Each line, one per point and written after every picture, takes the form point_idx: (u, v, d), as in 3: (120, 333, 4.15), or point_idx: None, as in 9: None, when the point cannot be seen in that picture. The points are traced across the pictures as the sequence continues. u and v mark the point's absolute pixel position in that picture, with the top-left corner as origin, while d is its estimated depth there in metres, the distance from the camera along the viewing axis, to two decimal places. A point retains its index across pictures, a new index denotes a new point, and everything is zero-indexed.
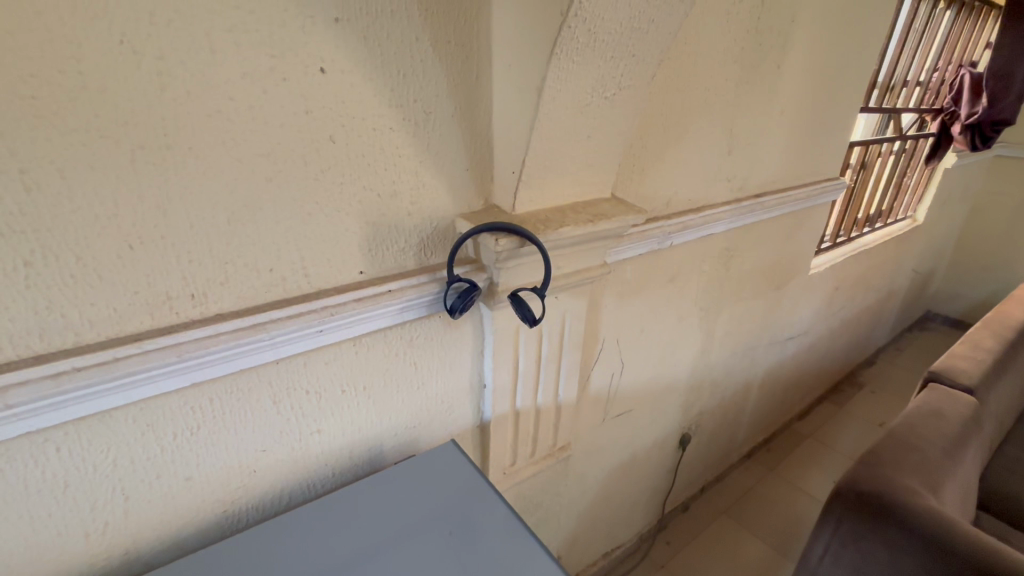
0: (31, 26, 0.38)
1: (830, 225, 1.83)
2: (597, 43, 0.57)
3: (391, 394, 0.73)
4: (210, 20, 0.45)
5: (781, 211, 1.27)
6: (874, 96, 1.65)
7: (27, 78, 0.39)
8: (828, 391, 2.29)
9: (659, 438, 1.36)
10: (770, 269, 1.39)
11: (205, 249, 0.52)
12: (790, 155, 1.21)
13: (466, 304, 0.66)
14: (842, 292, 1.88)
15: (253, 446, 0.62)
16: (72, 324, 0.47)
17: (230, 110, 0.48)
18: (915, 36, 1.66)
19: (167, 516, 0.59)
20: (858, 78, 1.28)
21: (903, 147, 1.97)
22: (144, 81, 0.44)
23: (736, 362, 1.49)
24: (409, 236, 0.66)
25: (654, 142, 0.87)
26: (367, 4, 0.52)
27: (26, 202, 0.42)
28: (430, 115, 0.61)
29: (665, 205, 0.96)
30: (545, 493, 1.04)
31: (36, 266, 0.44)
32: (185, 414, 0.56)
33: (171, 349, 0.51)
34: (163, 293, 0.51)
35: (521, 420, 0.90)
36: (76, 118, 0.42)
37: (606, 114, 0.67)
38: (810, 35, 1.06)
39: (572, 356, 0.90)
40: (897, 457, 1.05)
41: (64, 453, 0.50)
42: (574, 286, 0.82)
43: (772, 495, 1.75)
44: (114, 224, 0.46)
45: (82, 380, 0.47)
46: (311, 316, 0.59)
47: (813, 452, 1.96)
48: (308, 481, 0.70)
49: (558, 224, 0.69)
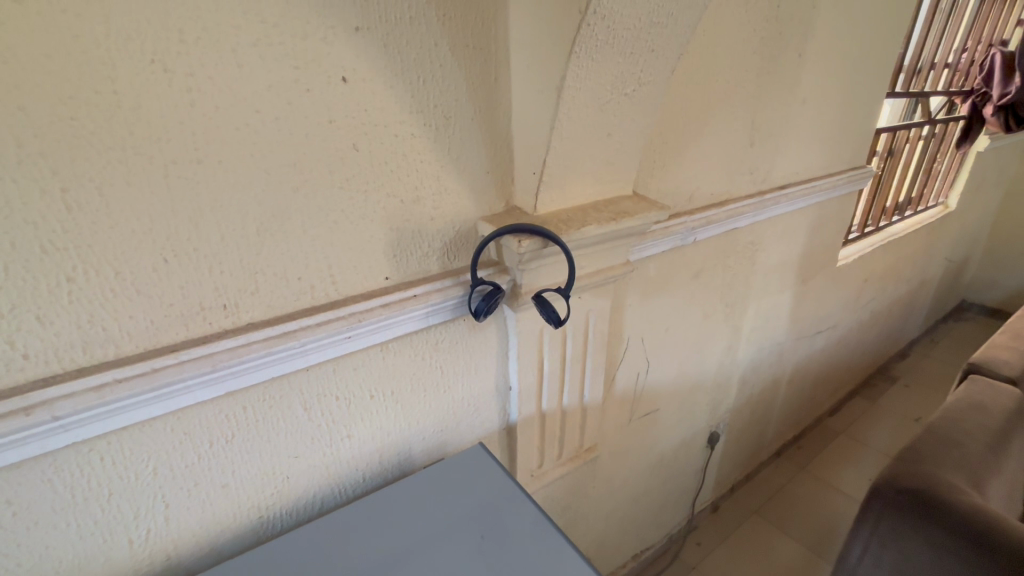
0: (68, 50, 0.40)
1: (857, 215, 1.78)
2: (616, 40, 0.56)
3: (418, 398, 0.73)
4: (236, 35, 0.46)
5: (807, 201, 1.24)
6: (900, 81, 1.61)
7: (66, 100, 0.41)
8: (859, 386, 2.23)
9: (687, 437, 1.34)
10: (796, 263, 1.36)
11: (236, 260, 0.53)
12: (814, 145, 1.18)
13: (490, 307, 0.66)
14: (871, 284, 1.83)
15: (287, 453, 0.64)
16: (113, 337, 0.49)
17: (257, 122, 0.49)
18: (941, 17, 1.60)
19: (206, 523, 0.61)
20: (883, 62, 1.24)
21: (933, 132, 1.91)
22: (175, 98, 0.45)
23: (764, 358, 1.46)
24: (433, 241, 0.66)
25: (675, 136, 0.86)
26: (386, 12, 0.52)
27: (67, 220, 0.43)
28: (451, 120, 0.62)
29: (687, 200, 0.95)
30: (573, 494, 1.04)
31: (77, 282, 0.45)
32: (221, 422, 0.57)
33: (205, 359, 0.52)
34: (197, 304, 0.52)
35: (547, 422, 0.89)
36: (112, 138, 0.43)
37: (626, 111, 0.66)
38: (833, 21, 1.03)
39: (598, 356, 0.90)
40: (936, 453, 1.02)
41: (108, 462, 0.51)
42: (598, 286, 0.82)
43: (805, 494, 1.71)
44: (150, 238, 0.47)
45: (123, 391, 0.48)
46: (338, 322, 0.59)
47: (846, 449, 1.91)
48: (339, 487, 0.71)
49: (581, 224, 0.69)
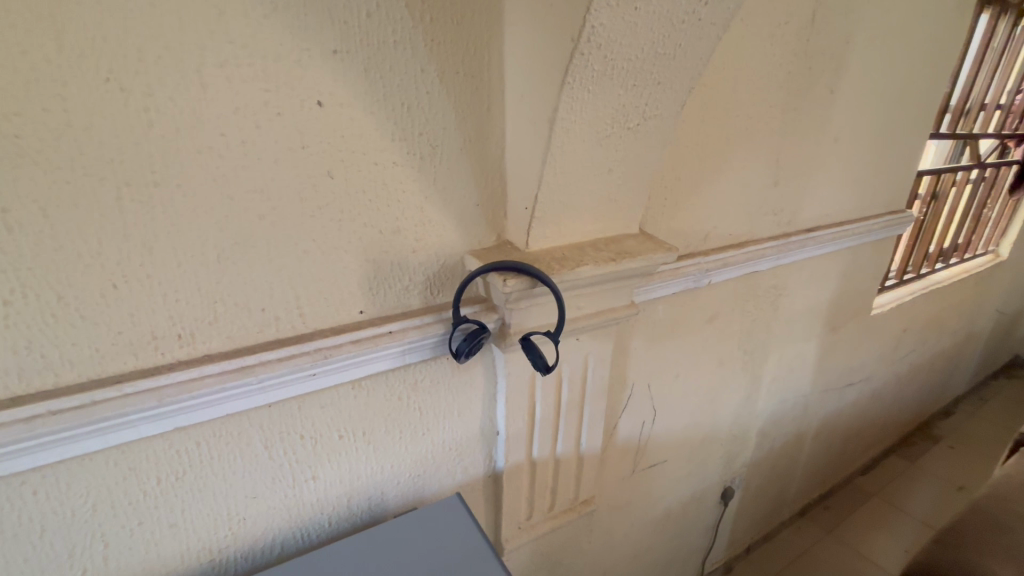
0: (15, 66, 0.38)
1: (896, 261, 1.67)
2: (615, 70, 0.52)
3: (393, 440, 0.68)
4: (201, 55, 0.43)
5: (837, 245, 1.15)
6: (946, 121, 1.51)
7: (11, 117, 0.38)
8: (895, 444, 2.07)
9: (698, 492, 1.24)
10: (825, 309, 1.27)
11: (193, 288, 0.50)
12: (846, 188, 1.11)
13: (472, 347, 0.61)
14: (911, 336, 1.70)
15: (243, 494, 0.59)
16: (53, 365, 0.46)
17: (220, 145, 0.47)
18: (993, 57, 1.50)
19: (151, 564, 0.57)
20: (926, 102, 1.16)
21: (982, 175, 1.78)
22: (131, 119, 0.42)
23: (787, 410, 1.35)
24: (414, 274, 0.62)
25: (689, 173, 0.80)
26: (368, 35, 0.49)
27: (7, 240, 0.41)
28: (437, 148, 0.58)
29: (702, 239, 0.89)
30: (566, 549, 0.96)
31: (15, 305, 0.43)
32: (170, 458, 0.53)
33: (152, 392, 0.49)
34: (148, 333, 0.49)
35: (537, 471, 0.83)
36: (60, 157, 0.41)
37: (630, 146, 0.62)
38: (869, 56, 0.96)
39: (596, 403, 0.83)
40: (982, 541, 0.90)
41: (41, 497, 0.48)
42: (598, 328, 0.76)
43: (830, 561, 1.57)
44: (98, 263, 0.45)
45: (56, 424, 0.45)
46: (303, 358, 0.56)
47: (879, 514, 1.75)
48: (302, 531, 0.66)
49: (575, 264, 0.63)
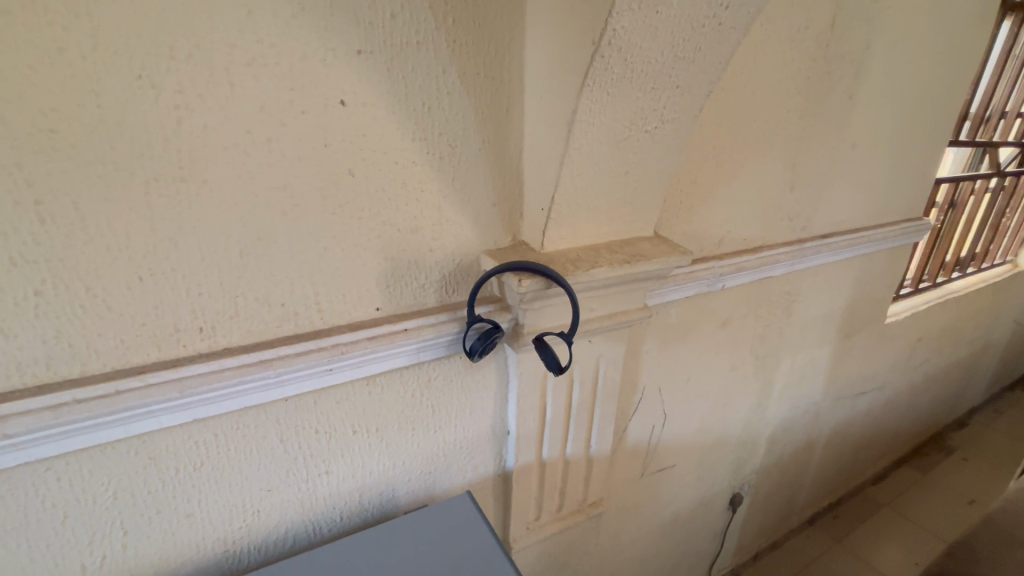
0: (53, 62, 0.39)
1: (912, 269, 1.65)
2: (635, 73, 0.52)
3: (405, 437, 0.69)
4: (229, 54, 0.44)
5: (852, 251, 1.14)
6: (965, 129, 1.49)
7: (46, 112, 0.39)
8: (907, 454, 2.04)
9: (706, 497, 1.23)
10: (838, 316, 1.26)
11: (215, 282, 0.51)
12: (862, 194, 1.10)
13: (486, 346, 0.62)
14: (925, 345, 1.68)
15: (258, 486, 0.60)
16: (80, 354, 0.47)
17: (245, 143, 0.47)
18: (1015, 64, 1.48)
19: (168, 553, 0.58)
20: (945, 108, 1.15)
21: (1002, 184, 1.76)
22: (160, 115, 0.43)
23: (798, 417, 1.34)
24: (430, 272, 0.63)
25: (705, 177, 0.80)
26: (392, 35, 0.50)
27: (40, 232, 0.42)
28: (456, 148, 0.59)
29: (716, 244, 0.89)
30: (573, 551, 0.96)
31: (45, 296, 0.44)
32: (189, 448, 0.54)
33: (173, 383, 0.50)
34: (171, 325, 0.50)
35: (547, 472, 0.83)
36: (93, 152, 0.42)
37: (647, 149, 0.62)
38: (889, 62, 0.96)
39: (607, 405, 0.83)
40: (996, 555, 0.89)
41: (65, 483, 0.49)
42: (611, 330, 0.76)
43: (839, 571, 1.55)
44: (125, 256, 0.46)
45: (82, 412, 0.46)
46: (320, 353, 0.56)
47: (890, 524, 1.73)
48: (314, 525, 0.67)
49: (590, 265, 0.64)
